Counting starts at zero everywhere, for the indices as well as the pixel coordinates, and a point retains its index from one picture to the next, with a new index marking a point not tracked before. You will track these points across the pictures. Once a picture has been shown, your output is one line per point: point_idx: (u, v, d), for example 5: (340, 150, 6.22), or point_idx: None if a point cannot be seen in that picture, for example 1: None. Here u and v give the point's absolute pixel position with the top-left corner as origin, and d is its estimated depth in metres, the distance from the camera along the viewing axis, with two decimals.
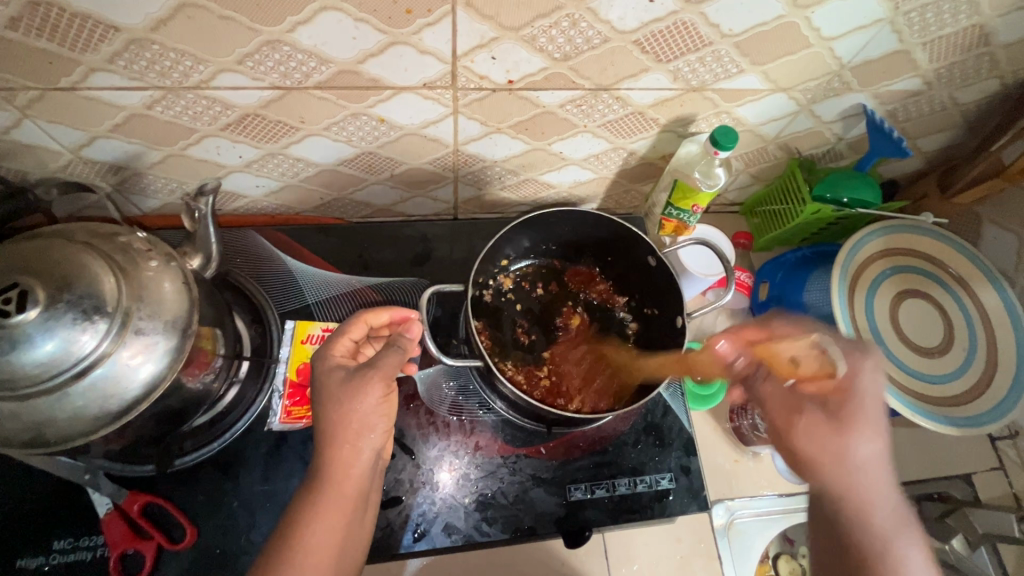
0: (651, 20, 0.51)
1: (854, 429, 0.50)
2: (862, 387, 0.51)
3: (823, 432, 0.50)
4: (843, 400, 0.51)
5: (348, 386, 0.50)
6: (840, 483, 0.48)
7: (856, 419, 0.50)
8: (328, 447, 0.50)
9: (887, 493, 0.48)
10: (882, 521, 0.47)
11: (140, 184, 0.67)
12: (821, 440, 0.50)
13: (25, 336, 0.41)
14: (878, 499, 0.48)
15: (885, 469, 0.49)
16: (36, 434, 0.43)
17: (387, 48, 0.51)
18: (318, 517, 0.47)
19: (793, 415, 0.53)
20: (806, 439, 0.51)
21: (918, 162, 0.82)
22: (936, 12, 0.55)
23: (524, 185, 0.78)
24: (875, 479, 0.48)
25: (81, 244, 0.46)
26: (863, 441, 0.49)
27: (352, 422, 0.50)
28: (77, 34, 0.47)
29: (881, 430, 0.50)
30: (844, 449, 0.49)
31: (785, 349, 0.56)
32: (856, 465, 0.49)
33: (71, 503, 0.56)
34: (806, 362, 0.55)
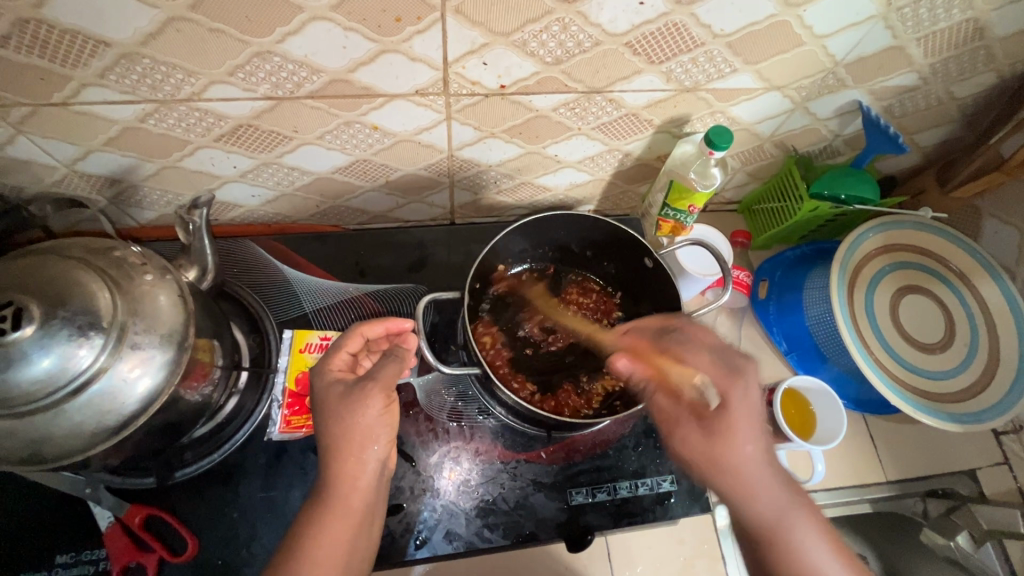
0: (642, 23, 0.51)
1: (725, 441, 0.48)
2: (734, 406, 0.49)
3: (695, 441, 0.49)
4: (715, 417, 0.49)
5: (347, 399, 0.50)
6: (743, 494, 0.47)
7: (726, 428, 0.48)
8: (331, 461, 0.49)
9: (769, 482, 0.48)
10: (765, 507, 0.47)
11: (136, 197, 0.68)
12: (699, 449, 0.49)
13: (21, 354, 0.41)
14: (763, 490, 0.48)
15: (767, 468, 0.48)
16: (34, 451, 0.43)
17: (377, 56, 0.51)
18: (324, 530, 0.47)
19: (675, 427, 0.51)
20: (690, 449, 0.49)
21: (916, 158, 0.82)
22: (929, 7, 0.55)
23: (520, 189, 0.77)
24: (755, 480, 0.48)
25: (75, 260, 0.46)
26: (740, 445, 0.48)
27: (355, 435, 0.49)
28: (67, 50, 0.47)
29: (755, 429, 0.49)
30: (726, 458, 0.48)
31: (677, 370, 0.53)
32: (739, 470, 0.47)
33: (72, 517, 0.56)
34: (688, 389, 0.52)
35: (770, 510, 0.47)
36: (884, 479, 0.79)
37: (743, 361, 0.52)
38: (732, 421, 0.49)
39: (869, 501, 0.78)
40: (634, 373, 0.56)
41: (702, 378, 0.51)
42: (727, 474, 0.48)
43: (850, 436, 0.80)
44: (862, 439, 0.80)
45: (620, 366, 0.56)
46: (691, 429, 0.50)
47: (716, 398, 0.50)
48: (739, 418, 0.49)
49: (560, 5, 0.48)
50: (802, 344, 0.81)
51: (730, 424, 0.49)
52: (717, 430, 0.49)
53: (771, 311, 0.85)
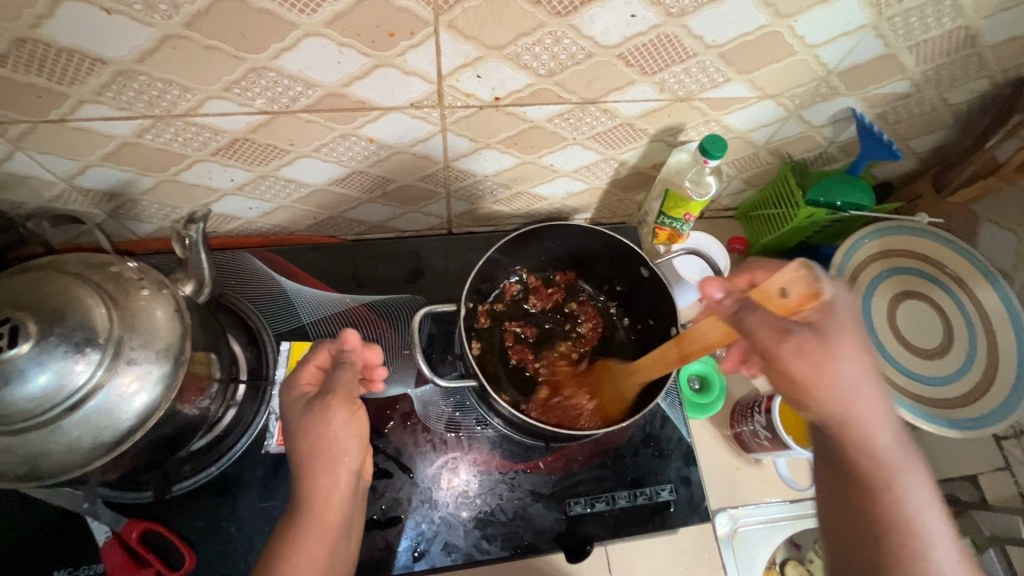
0: (633, 35, 0.52)
1: (835, 355, 0.46)
2: (842, 310, 0.48)
3: (811, 353, 0.46)
4: (825, 322, 0.47)
5: (311, 412, 0.50)
6: (875, 421, 0.47)
7: (835, 345, 0.46)
8: (305, 476, 0.49)
9: (886, 423, 0.47)
10: (883, 450, 0.46)
11: (134, 211, 0.68)
12: (802, 369, 0.46)
13: (17, 370, 0.41)
14: (879, 430, 0.47)
15: (874, 404, 0.47)
16: (30, 468, 0.43)
17: (372, 70, 0.51)
18: (302, 549, 0.47)
19: (783, 339, 0.46)
20: (800, 363, 0.46)
21: (912, 163, 0.82)
22: (920, 16, 0.55)
23: (517, 198, 0.78)
24: (867, 414, 0.47)
25: (72, 276, 0.47)
26: (845, 365, 0.46)
27: (326, 448, 0.50)
28: (64, 69, 0.47)
29: (861, 350, 0.47)
30: (843, 376, 0.46)
31: (775, 279, 0.47)
32: (847, 395, 0.46)
33: (68, 532, 0.56)
34: (796, 291, 0.46)
35: (889, 454, 0.46)
36: None
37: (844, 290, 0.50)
38: (835, 335, 0.47)
39: None
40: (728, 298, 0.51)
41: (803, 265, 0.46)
42: (847, 405, 0.46)
43: None
44: None
45: (715, 292, 0.52)
46: (801, 341, 0.46)
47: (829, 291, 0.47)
48: (855, 336, 0.47)
49: (552, 18, 0.49)
50: None
51: (842, 333, 0.47)
52: (841, 339, 0.47)
53: None
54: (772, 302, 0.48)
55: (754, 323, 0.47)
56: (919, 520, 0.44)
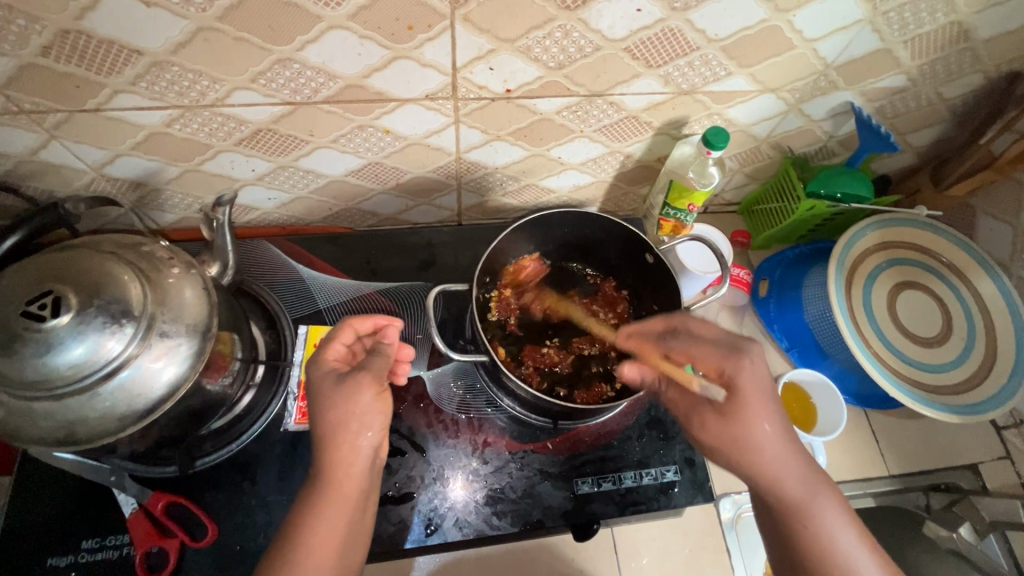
0: (639, 28, 0.54)
1: (740, 422, 0.50)
2: (748, 381, 0.51)
3: (713, 424, 0.52)
4: (731, 399, 0.51)
5: (342, 388, 0.52)
6: (771, 467, 0.49)
7: (740, 412, 0.50)
8: (326, 448, 0.50)
9: (791, 463, 0.49)
10: (793, 486, 0.49)
11: (158, 200, 0.71)
12: (721, 433, 0.51)
13: (59, 339, 0.44)
14: (787, 471, 0.49)
15: (781, 443, 0.50)
16: (68, 432, 0.45)
17: (390, 62, 0.54)
18: (319, 519, 0.48)
19: (694, 411, 0.54)
20: (708, 433, 0.52)
21: (910, 158, 0.84)
22: (913, 11, 0.58)
23: (525, 191, 0.80)
24: (772, 461, 0.49)
25: (108, 254, 0.49)
26: (756, 424, 0.50)
27: (349, 423, 0.51)
28: (102, 59, 0.50)
29: (771, 409, 0.50)
30: (750, 437, 0.50)
31: (685, 356, 0.55)
32: (760, 451, 0.49)
33: (97, 504, 0.59)
34: (704, 362, 0.54)
35: (798, 491, 0.49)
36: (886, 473, 0.80)
37: (748, 343, 0.53)
38: (748, 399, 0.50)
39: (871, 494, 0.79)
40: (647, 375, 0.61)
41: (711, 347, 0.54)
42: (756, 461, 0.49)
43: (850, 430, 0.81)
44: (864, 432, 0.81)
45: (627, 373, 0.61)
46: (707, 413, 0.53)
47: (730, 364, 0.52)
48: (763, 396, 0.50)
49: (562, 12, 0.51)
50: (803, 340, 0.83)
51: (744, 400, 0.50)
52: (738, 407, 0.50)
53: (772, 309, 0.86)
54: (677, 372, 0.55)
55: (671, 398, 0.58)
56: (835, 544, 0.47)
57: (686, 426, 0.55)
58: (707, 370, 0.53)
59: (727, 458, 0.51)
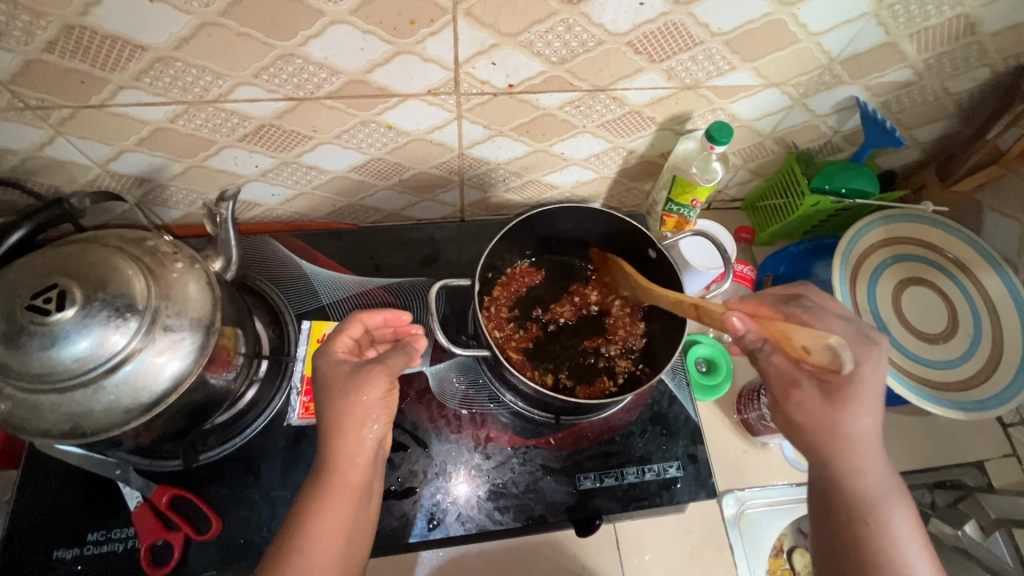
0: (642, 22, 0.54)
1: (847, 414, 0.50)
2: (867, 380, 0.50)
3: (813, 403, 0.51)
4: (840, 386, 0.50)
5: (352, 379, 0.52)
6: (858, 459, 0.50)
7: (850, 402, 0.50)
8: (332, 438, 0.50)
9: (878, 465, 0.50)
10: (871, 484, 0.50)
11: (163, 196, 0.71)
12: (816, 412, 0.51)
13: (64, 333, 0.44)
14: (872, 469, 0.50)
15: (876, 442, 0.50)
16: (73, 425, 0.46)
17: (393, 57, 0.54)
18: (325, 510, 0.48)
19: (792, 388, 0.53)
20: (802, 413, 0.52)
21: (916, 153, 0.84)
22: (919, 4, 0.57)
23: (528, 187, 0.80)
24: (861, 453, 0.50)
25: (112, 248, 0.49)
26: (857, 417, 0.50)
27: (355, 415, 0.50)
28: (106, 55, 0.50)
29: (877, 406, 0.50)
30: (849, 433, 0.50)
31: (801, 336, 0.51)
32: (854, 443, 0.50)
33: (103, 498, 0.59)
34: (818, 354, 0.50)
35: (877, 489, 0.50)
36: None
37: (877, 334, 0.52)
38: (857, 393, 0.50)
39: None
40: (750, 332, 0.55)
41: (838, 344, 0.48)
42: (847, 451, 0.50)
43: None
44: None
45: (735, 326, 0.55)
46: (810, 393, 0.52)
47: (853, 366, 0.50)
48: (874, 397, 0.50)
49: (565, 6, 0.51)
50: None
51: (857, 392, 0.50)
52: (851, 397, 0.50)
53: None
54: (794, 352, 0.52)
55: (771, 365, 0.54)
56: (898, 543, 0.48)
57: (779, 398, 0.54)
58: (817, 362, 0.51)
59: (816, 440, 0.51)
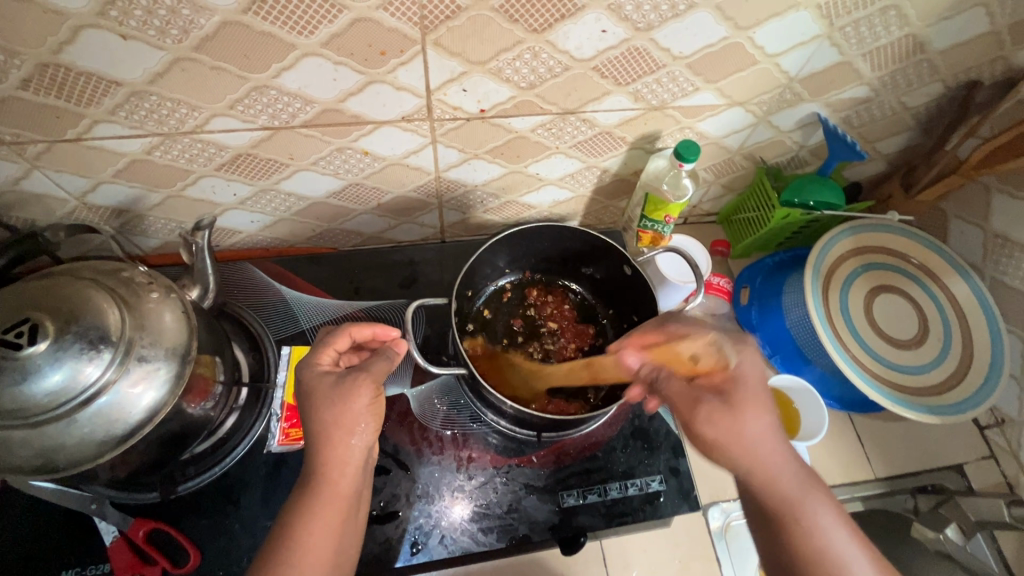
0: (605, 48, 0.56)
1: (737, 417, 0.50)
2: (746, 374, 0.52)
3: (720, 419, 0.50)
4: (731, 389, 0.51)
5: (339, 387, 0.52)
6: (766, 462, 0.48)
7: (740, 405, 0.50)
8: (321, 447, 0.50)
9: (787, 463, 0.49)
10: (787, 486, 0.48)
11: (141, 226, 0.71)
12: (719, 427, 0.49)
13: (35, 367, 0.44)
14: (783, 472, 0.48)
15: (774, 440, 0.49)
16: (46, 460, 0.45)
17: (365, 87, 0.55)
18: (313, 522, 0.48)
19: (694, 407, 0.51)
20: (711, 427, 0.50)
21: (881, 165, 0.86)
22: (869, 25, 0.60)
23: (506, 207, 0.81)
24: (768, 457, 0.49)
25: (87, 280, 0.50)
26: (750, 419, 0.50)
27: (344, 422, 0.50)
28: (81, 90, 0.51)
29: (765, 406, 0.50)
30: (741, 433, 0.49)
31: (685, 347, 0.56)
32: (749, 445, 0.49)
33: (77, 533, 0.58)
34: (703, 358, 0.55)
35: (794, 488, 0.48)
36: (872, 476, 0.80)
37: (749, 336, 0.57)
38: (745, 391, 0.51)
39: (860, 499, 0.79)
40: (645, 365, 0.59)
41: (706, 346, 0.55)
42: (753, 458, 0.48)
43: (835, 434, 0.82)
44: (848, 436, 0.82)
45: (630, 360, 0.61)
46: (711, 405, 0.50)
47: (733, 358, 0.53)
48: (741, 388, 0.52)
49: (530, 35, 0.53)
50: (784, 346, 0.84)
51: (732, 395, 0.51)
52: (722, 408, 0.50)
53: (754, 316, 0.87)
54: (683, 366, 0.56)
55: (669, 390, 0.54)
56: (828, 546, 0.46)
57: (683, 421, 0.52)
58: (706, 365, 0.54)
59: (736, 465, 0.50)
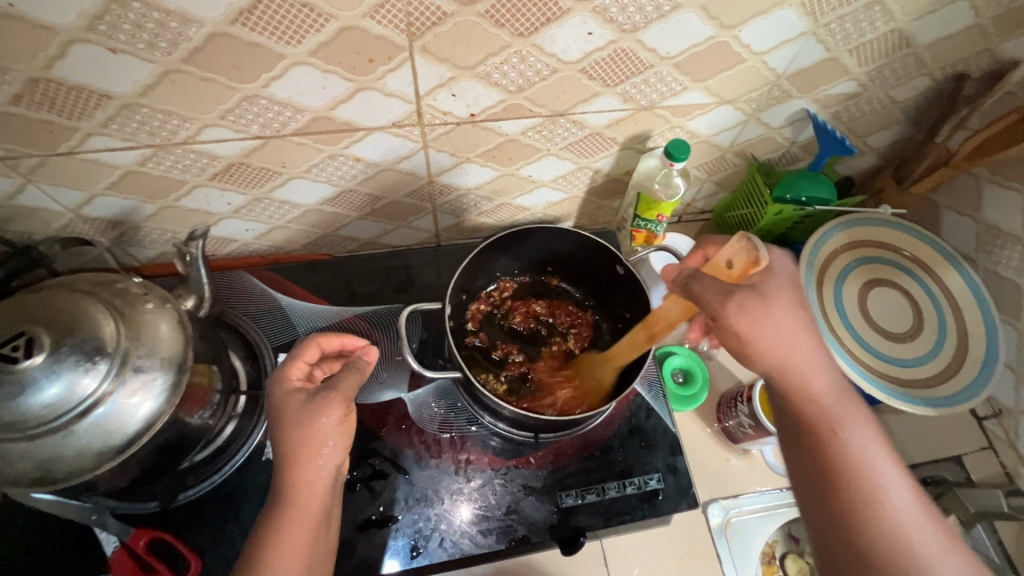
0: (592, 50, 0.56)
1: (775, 310, 0.50)
2: (773, 286, 0.51)
3: (754, 308, 0.49)
4: (765, 286, 0.51)
5: (307, 407, 0.52)
6: (806, 366, 0.50)
7: (774, 301, 0.50)
8: (288, 470, 0.50)
9: (827, 371, 0.51)
10: (822, 393, 0.51)
11: (137, 237, 0.72)
12: (757, 315, 0.49)
13: (32, 380, 0.44)
14: (819, 376, 0.51)
15: (811, 340, 0.51)
16: (44, 472, 0.46)
17: (355, 94, 0.56)
18: (283, 546, 0.48)
19: (726, 300, 0.50)
20: (745, 318, 0.49)
21: (872, 159, 0.87)
22: (854, 21, 0.60)
23: (500, 210, 0.82)
24: (804, 358, 0.50)
25: (82, 293, 0.50)
26: (787, 316, 0.50)
27: (312, 443, 0.51)
28: (73, 105, 0.52)
29: (796, 305, 0.51)
30: (773, 329, 0.50)
31: (723, 253, 0.54)
32: (785, 339, 0.50)
33: (77, 543, 0.59)
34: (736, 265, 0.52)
35: (829, 397, 0.51)
36: None
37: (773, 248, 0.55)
38: (779, 292, 0.51)
39: None
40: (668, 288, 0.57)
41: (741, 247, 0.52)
42: (801, 370, 0.50)
43: None
44: None
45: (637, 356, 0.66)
46: (747, 298, 0.50)
47: (763, 263, 0.52)
48: (778, 335, 0.50)
49: (517, 39, 0.53)
50: None
51: (840, 409, 0.50)
52: (830, 425, 0.50)
53: None
54: (721, 275, 0.54)
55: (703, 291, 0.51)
56: (857, 450, 0.49)
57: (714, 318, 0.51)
58: (741, 267, 0.52)
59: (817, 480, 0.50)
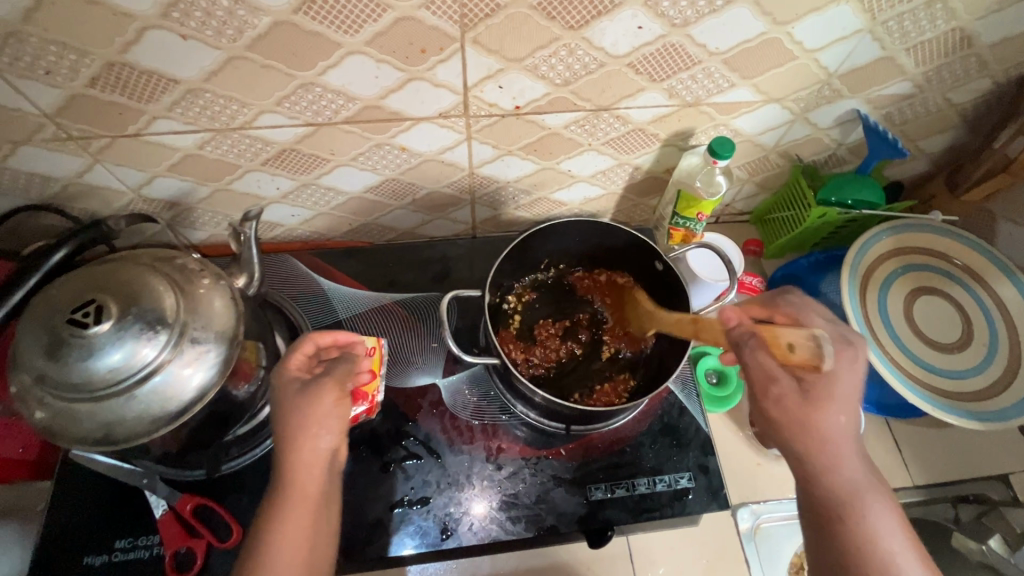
0: (641, 45, 0.56)
1: (820, 408, 0.51)
2: (839, 375, 0.52)
3: (791, 401, 0.52)
4: (815, 381, 0.52)
5: (304, 394, 0.53)
6: (828, 457, 0.50)
7: (822, 396, 0.51)
8: (285, 451, 0.52)
9: (853, 461, 0.50)
10: (844, 482, 0.50)
11: (191, 218, 0.75)
12: (793, 407, 0.51)
13: (99, 346, 0.47)
14: (846, 463, 0.50)
15: (852, 438, 0.51)
16: (106, 433, 0.48)
17: (405, 84, 0.57)
18: (282, 523, 0.50)
19: (772, 383, 0.52)
20: (786, 407, 0.52)
21: (924, 164, 0.84)
22: (914, 19, 0.59)
23: (537, 204, 0.82)
24: (844, 448, 0.50)
25: (145, 266, 0.53)
26: (837, 414, 0.51)
27: (309, 425, 0.52)
28: (142, 88, 0.54)
29: (847, 403, 0.51)
30: (820, 423, 0.50)
31: (789, 334, 0.53)
32: (828, 433, 0.50)
33: (128, 505, 0.62)
34: (801, 350, 0.52)
35: (853, 484, 0.50)
36: (911, 483, 0.78)
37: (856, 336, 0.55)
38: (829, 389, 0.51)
39: None
40: (740, 325, 0.56)
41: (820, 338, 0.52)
42: (836, 460, 0.50)
43: (871, 439, 0.80)
44: (886, 441, 0.80)
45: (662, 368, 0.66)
46: (792, 393, 0.52)
47: (829, 362, 0.52)
48: (817, 433, 0.50)
49: (567, 32, 0.54)
50: None
51: (859, 500, 0.49)
52: (855, 512, 0.49)
53: None
54: (779, 355, 0.53)
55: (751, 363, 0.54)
56: (878, 541, 0.48)
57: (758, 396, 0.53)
58: (799, 359, 0.52)
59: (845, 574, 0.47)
